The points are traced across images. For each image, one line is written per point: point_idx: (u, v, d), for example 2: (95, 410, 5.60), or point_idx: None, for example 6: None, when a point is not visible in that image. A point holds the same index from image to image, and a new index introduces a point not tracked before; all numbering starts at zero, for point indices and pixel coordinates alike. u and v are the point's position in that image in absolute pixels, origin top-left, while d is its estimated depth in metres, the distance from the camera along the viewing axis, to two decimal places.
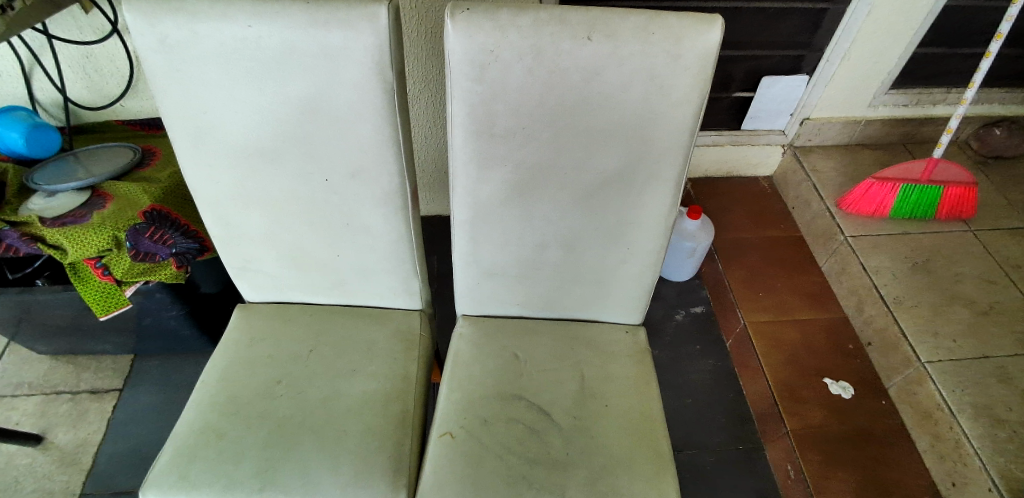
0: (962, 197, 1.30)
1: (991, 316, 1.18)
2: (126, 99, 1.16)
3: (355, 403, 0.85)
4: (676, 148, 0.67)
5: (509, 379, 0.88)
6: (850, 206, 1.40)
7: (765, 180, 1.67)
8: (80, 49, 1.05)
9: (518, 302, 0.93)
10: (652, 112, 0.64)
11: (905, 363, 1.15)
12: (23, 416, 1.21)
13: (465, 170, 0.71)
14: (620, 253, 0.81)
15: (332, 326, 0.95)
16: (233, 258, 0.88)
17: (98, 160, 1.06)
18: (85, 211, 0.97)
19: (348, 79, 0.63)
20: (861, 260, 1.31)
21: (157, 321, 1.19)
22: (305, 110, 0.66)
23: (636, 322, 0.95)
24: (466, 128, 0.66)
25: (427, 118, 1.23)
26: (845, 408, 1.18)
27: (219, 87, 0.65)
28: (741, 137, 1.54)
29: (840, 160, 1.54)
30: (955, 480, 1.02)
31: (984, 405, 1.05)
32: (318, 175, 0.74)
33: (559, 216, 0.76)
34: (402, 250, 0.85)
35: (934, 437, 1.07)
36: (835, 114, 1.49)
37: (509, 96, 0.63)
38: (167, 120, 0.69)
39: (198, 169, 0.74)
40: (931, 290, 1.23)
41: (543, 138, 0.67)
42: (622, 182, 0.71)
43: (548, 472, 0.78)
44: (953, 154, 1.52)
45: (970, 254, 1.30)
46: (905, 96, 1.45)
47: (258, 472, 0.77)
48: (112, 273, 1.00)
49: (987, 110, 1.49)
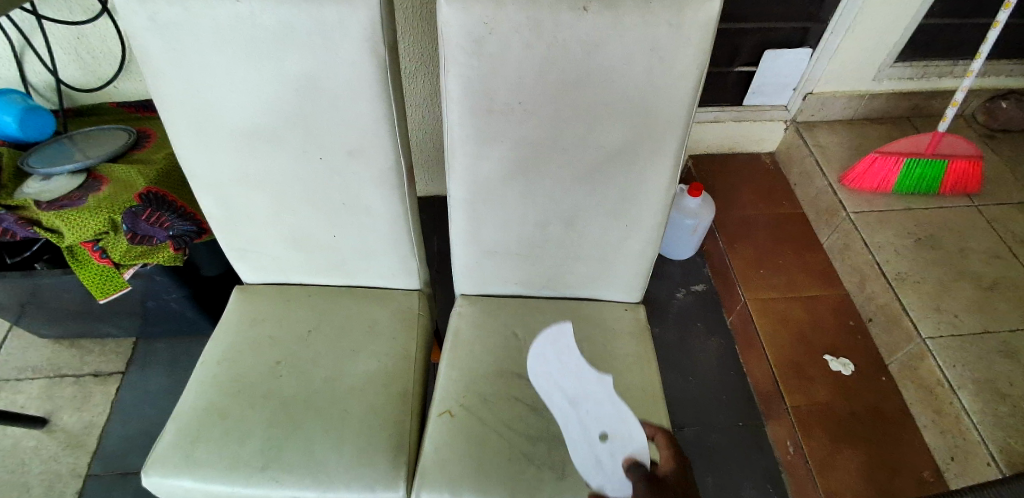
0: (968, 171, 1.29)
1: (996, 291, 1.17)
2: (120, 80, 1.14)
3: (356, 382, 0.85)
4: (678, 122, 0.66)
5: (510, 358, 0.88)
6: (854, 182, 1.38)
7: (768, 157, 1.65)
8: (70, 30, 1.04)
9: (519, 281, 0.92)
10: (653, 86, 0.62)
11: (908, 339, 1.15)
12: (28, 399, 1.22)
13: (463, 148, 0.70)
14: (621, 230, 0.80)
15: (333, 307, 0.94)
16: (232, 239, 0.87)
17: (94, 142, 1.05)
18: (80, 194, 0.96)
19: (342, 55, 0.62)
20: (865, 236, 1.30)
21: (158, 304, 1.19)
22: (300, 88, 0.65)
23: (636, 299, 0.95)
24: (464, 105, 0.65)
25: (423, 96, 1.21)
26: (847, 385, 1.18)
27: (212, 66, 0.63)
28: (744, 113, 1.52)
29: (845, 135, 1.51)
30: (955, 454, 1.02)
31: (986, 379, 1.04)
32: (316, 154, 0.73)
33: (559, 193, 0.75)
34: (401, 230, 0.85)
35: (935, 412, 1.07)
36: (839, 89, 1.46)
37: (508, 71, 0.62)
38: (160, 100, 0.67)
39: (194, 151, 0.73)
40: (935, 266, 1.22)
41: (543, 115, 0.65)
42: (623, 158, 0.70)
43: (548, 448, 0.78)
44: (960, 128, 1.50)
45: (975, 228, 1.29)
46: (911, 69, 1.42)
47: (262, 452, 0.77)
48: (110, 256, 0.99)
49: (995, 82, 1.47)
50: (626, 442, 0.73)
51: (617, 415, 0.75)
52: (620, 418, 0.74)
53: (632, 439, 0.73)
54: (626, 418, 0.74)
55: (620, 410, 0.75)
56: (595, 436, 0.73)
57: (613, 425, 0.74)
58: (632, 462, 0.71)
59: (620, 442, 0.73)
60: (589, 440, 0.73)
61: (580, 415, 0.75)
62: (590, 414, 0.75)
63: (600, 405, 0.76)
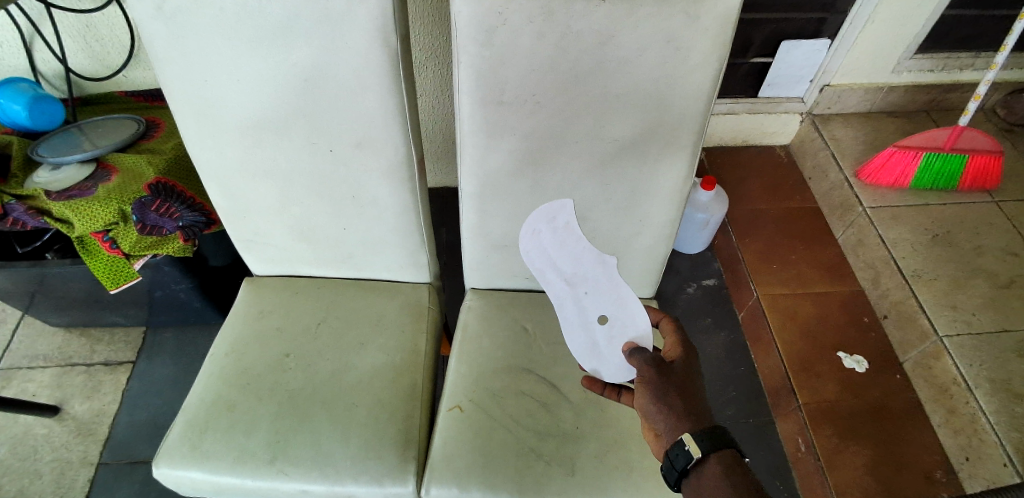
0: (987, 166, 1.26)
1: (1014, 289, 1.15)
2: (129, 69, 1.13)
3: (365, 376, 0.85)
4: (693, 114, 0.64)
5: (519, 353, 0.87)
6: (869, 176, 1.36)
7: (781, 150, 1.63)
8: (79, 18, 1.03)
9: (529, 275, 0.91)
10: (669, 78, 0.61)
11: (922, 337, 1.13)
12: (39, 387, 1.23)
13: (473, 140, 0.69)
14: (632, 224, 0.79)
15: (341, 299, 0.94)
16: (240, 231, 0.86)
17: (102, 131, 1.05)
18: (90, 184, 0.96)
19: (350, 44, 0.60)
20: (880, 232, 1.28)
21: (168, 294, 1.19)
22: (307, 78, 0.64)
23: (647, 295, 0.94)
24: (474, 96, 0.64)
25: (433, 86, 1.19)
26: (859, 382, 1.16)
27: (219, 55, 0.62)
28: (758, 106, 1.50)
29: (861, 128, 1.49)
30: (969, 455, 1.01)
31: (1003, 379, 1.03)
32: (324, 145, 0.72)
33: (570, 187, 0.74)
34: (410, 223, 0.84)
35: (949, 412, 1.06)
36: (856, 81, 1.44)
37: (520, 61, 0.60)
38: (167, 89, 0.66)
39: (203, 142, 0.72)
40: (951, 263, 1.20)
41: (555, 106, 0.64)
42: (635, 151, 0.69)
43: (558, 445, 0.77)
44: (979, 122, 1.47)
45: (994, 225, 1.26)
46: (930, 62, 1.39)
47: (270, 445, 0.77)
48: (120, 246, 1.00)
49: (1016, 75, 1.43)
50: (628, 328, 0.69)
51: (618, 298, 0.69)
52: (619, 303, 0.69)
53: (633, 323, 0.69)
54: (626, 302, 0.69)
55: (620, 292, 0.69)
56: (593, 320, 0.70)
57: (610, 307, 0.69)
58: (633, 346, 0.68)
59: (619, 326, 0.70)
60: (587, 322, 0.70)
61: (577, 297, 0.70)
62: (591, 289, 0.69)
63: (600, 288, 0.69)
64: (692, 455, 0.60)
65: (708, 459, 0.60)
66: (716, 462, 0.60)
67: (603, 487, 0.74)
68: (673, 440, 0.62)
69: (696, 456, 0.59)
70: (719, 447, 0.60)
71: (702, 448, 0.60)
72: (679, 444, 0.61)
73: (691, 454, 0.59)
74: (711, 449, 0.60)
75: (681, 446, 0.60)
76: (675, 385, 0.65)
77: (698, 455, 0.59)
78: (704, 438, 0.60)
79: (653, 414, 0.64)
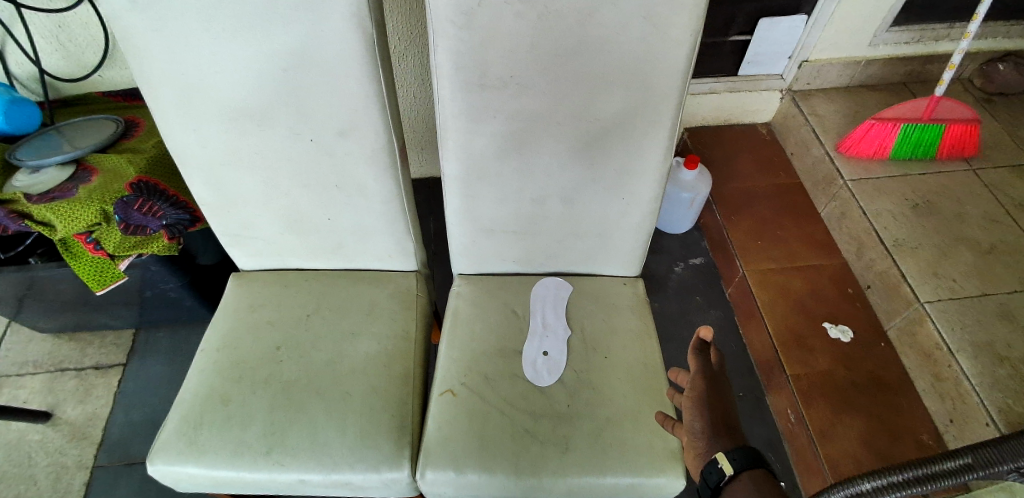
0: (964, 134, 1.28)
1: (994, 254, 1.17)
2: (105, 68, 1.12)
3: (357, 364, 0.85)
4: (675, 89, 0.65)
5: (510, 335, 0.88)
6: (850, 149, 1.37)
7: (763, 128, 1.64)
8: (51, 18, 1.01)
9: (516, 258, 0.92)
10: (648, 54, 0.61)
11: (906, 305, 1.15)
12: (30, 394, 1.22)
13: (456, 124, 0.69)
14: (618, 203, 0.80)
15: (331, 289, 0.94)
16: (227, 225, 0.86)
17: (81, 133, 1.04)
18: (71, 185, 0.95)
19: (329, 32, 0.60)
20: (863, 204, 1.29)
21: (157, 293, 1.19)
22: (287, 68, 0.64)
23: (634, 273, 0.95)
24: (456, 80, 0.64)
25: (414, 74, 1.19)
26: (845, 352, 1.19)
27: (197, 47, 0.62)
28: (739, 84, 1.51)
29: (841, 103, 1.50)
30: (954, 417, 1.03)
31: (985, 342, 1.05)
32: (307, 135, 0.72)
33: (555, 167, 0.74)
34: (396, 210, 0.84)
35: (934, 377, 1.08)
36: (834, 55, 1.45)
37: (502, 41, 0.60)
38: (147, 83, 0.66)
39: (184, 135, 0.72)
40: (933, 232, 1.22)
41: (539, 87, 0.64)
42: (619, 130, 0.69)
43: (552, 424, 0.78)
44: (957, 92, 1.49)
45: (973, 193, 1.28)
46: (907, 34, 1.40)
47: (265, 436, 0.78)
48: (104, 248, 0.99)
49: (992, 45, 1.45)
50: (557, 356, 0.85)
51: (560, 339, 0.87)
52: (560, 342, 0.87)
53: (559, 360, 0.85)
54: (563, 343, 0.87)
55: (563, 337, 0.87)
56: (538, 339, 0.87)
57: (557, 348, 0.86)
58: (550, 370, 0.83)
59: (554, 354, 0.85)
60: (537, 336, 0.87)
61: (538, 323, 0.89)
62: (549, 332, 0.88)
63: (554, 328, 0.88)
64: (724, 473, 0.58)
65: (740, 477, 0.57)
66: (747, 482, 0.57)
67: (597, 463, 0.75)
68: (707, 459, 0.60)
69: (728, 473, 0.57)
70: (751, 465, 0.58)
71: (734, 464, 0.58)
72: (712, 460, 0.59)
73: (723, 471, 0.58)
74: (743, 466, 0.58)
75: (713, 462, 0.59)
76: (720, 413, 0.64)
77: (729, 472, 0.57)
78: (736, 455, 0.58)
79: (694, 436, 0.64)
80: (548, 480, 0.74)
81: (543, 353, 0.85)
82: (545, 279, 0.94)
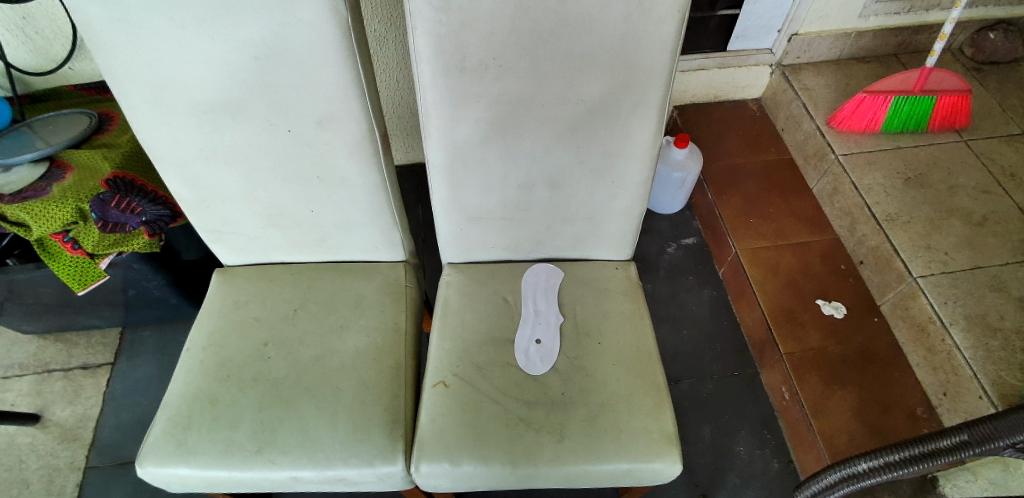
0: (956, 105, 1.27)
1: (986, 226, 1.17)
2: (75, 61, 1.08)
3: (347, 359, 0.84)
4: (661, 70, 0.63)
5: (502, 324, 0.87)
6: (841, 124, 1.36)
7: (754, 103, 1.63)
8: (15, 10, 0.97)
9: (505, 246, 0.90)
10: (633, 33, 0.59)
11: (899, 279, 1.15)
12: (17, 396, 1.20)
13: (438, 111, 0.66)
14: (607, 187, 0.78)
15: (318, 283, 0.92)
16: (207, 222, 0.84)
17: (55, 129, 0.99)
18: (45, 184, 0.92)
19: (302, 18, 0.57)
20: (854, 179, 1.28)
21: (141, 291, 1.16)
22: (259, 57, 0.61)
23: (626, 256, 0.94)
24: (435, 64, 0.61)
25: (397, 57, 1.16)
26: (839, 327, 1.19)
27: (163, 38, 0.58)
28: (728, 60, 1.49)
29: (832, 76, 1.48)
30: (948, 390, 1.04)
31: (978, 314, 1.05)
32: (285, 126, 0.69)
33: (540, 151, 0.72)
34: (380, 201, 0.82)
35: (928, 350, 1.08)
36: (824, 28, 1.43)
37: (481, 24, 0.57)
38: (114, 78, 0.62)
39: (156, 131, 0.69)
40: (924, 203, 1.22)
41: (521, 69, 0.62)
42: (606, 111, 0.67)
43: (546, 413, 0.78)
44: (948, 63, 1.48)
45: (965, 164, 1.28)
46: (897, 5, 1.39)
47: (255, 436, 0.77)
48: (83, 247, 0.96)
49: (983, 13, 1.43)
50: (547, 347, 0.84)
51: (552, 329, 0.86)
52: (553, 333, 0.85)
53: (551, 350, 0.84)
54: (552, 333, 0.85)
55: (554, 325, 0.86)
56: (534, 333, 0.85)
57: (550, 336, 0.85)
58: (542, 362, 0.82)
59: (546, 345, 0.84)
60: (530, 329, 0.86)
61: (534, 319, 0.87)
62: (541, 320, 0.87)
63: (548, 320, 0.87)
64: None
65: None
66: None
67: (592, 449, 0.75)
68: None
69: None
70: None
71: None
72: None
73: None
74: None
75: None
76: None
77: None
78: None
79: None
80: (545, 469, 0.74)
81: (536, 341, 0.85)
82: (535, 266, 0.92)
